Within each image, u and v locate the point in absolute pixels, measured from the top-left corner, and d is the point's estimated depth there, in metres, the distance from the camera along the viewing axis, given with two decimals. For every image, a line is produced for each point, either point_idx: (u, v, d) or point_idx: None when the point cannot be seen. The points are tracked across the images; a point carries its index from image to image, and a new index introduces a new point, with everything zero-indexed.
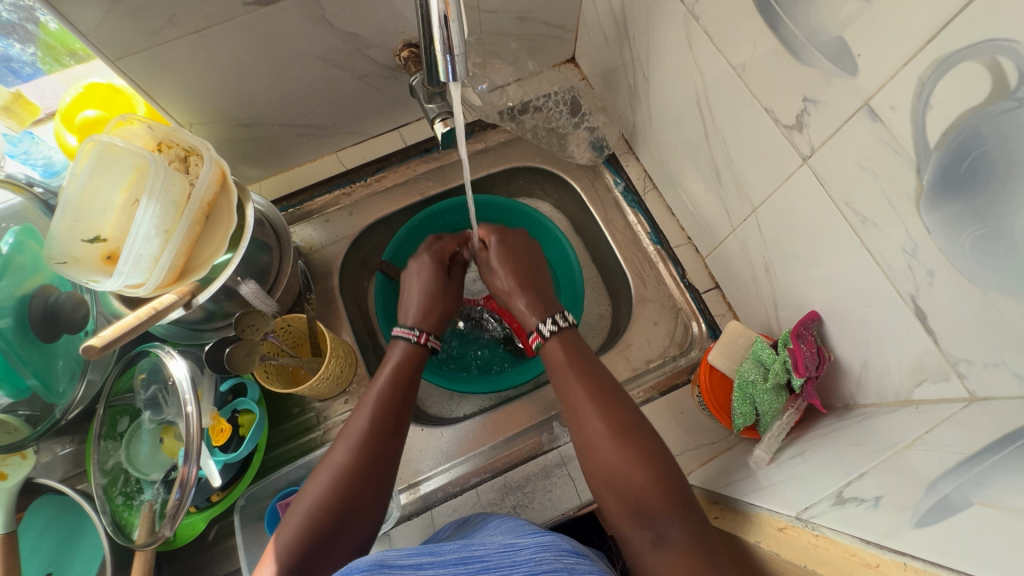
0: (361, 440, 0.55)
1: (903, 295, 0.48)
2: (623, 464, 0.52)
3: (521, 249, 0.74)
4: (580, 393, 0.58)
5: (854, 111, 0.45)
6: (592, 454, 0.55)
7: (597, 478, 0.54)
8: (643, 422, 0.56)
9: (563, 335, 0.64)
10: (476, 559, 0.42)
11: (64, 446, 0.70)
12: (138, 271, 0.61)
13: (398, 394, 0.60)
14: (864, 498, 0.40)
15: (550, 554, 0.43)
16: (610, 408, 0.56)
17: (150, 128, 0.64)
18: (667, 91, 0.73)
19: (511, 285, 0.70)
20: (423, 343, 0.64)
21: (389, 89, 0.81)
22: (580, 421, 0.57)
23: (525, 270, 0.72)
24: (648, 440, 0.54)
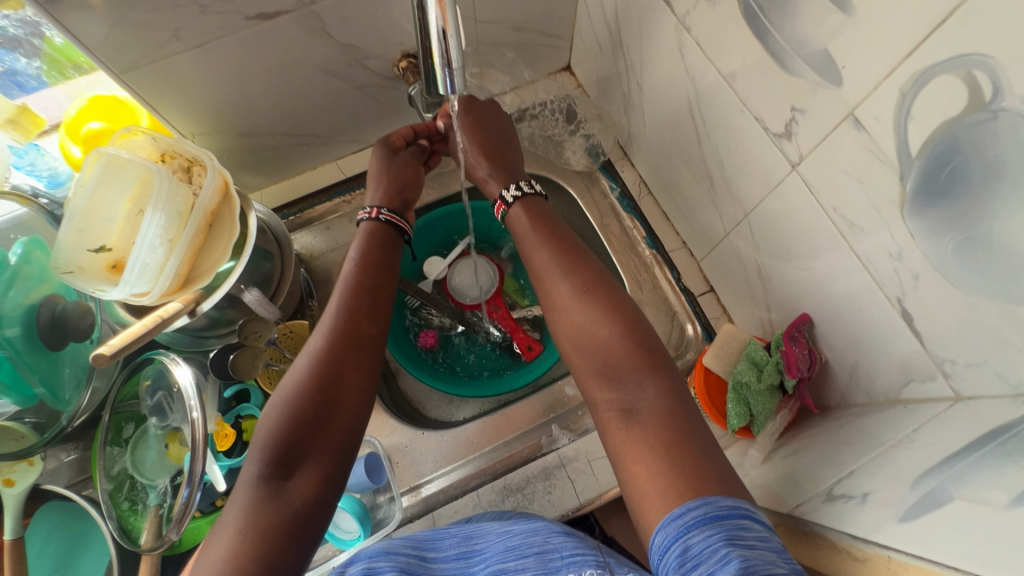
0: (340, 314, 0.56)
1: (891, 298, 0.49)
2: (592, 326, 0.55)
3: (485, 119, 0.74)
4: (547, 266, 0.61)
5: (841, 120, 0.46)
6: (563, 321, 0.58)
7: (570, 346, 0.57)
8: (611, 287, 0.58)
9: (525, 201, 0.67)
10: (473, 552, 0.51)
11: (69, 453, 0.71)
12: (143, 280, 0.62)
13: (375, 273, 0.61)
14: (853, 496, 0.41)
15: (537, 538, 0.49)
16: (576, 275, 0.59)
17: (154, 140, 0.65)
18: (661, 99, 0.74)
19: (476, 155, 0.71)
20: (377, 217, 0.66)
21: (388, 98, 0.83)
22: (548, 288, 0.60)
23: (491, 144, 0.72)
24: (617, 304, 0.56)
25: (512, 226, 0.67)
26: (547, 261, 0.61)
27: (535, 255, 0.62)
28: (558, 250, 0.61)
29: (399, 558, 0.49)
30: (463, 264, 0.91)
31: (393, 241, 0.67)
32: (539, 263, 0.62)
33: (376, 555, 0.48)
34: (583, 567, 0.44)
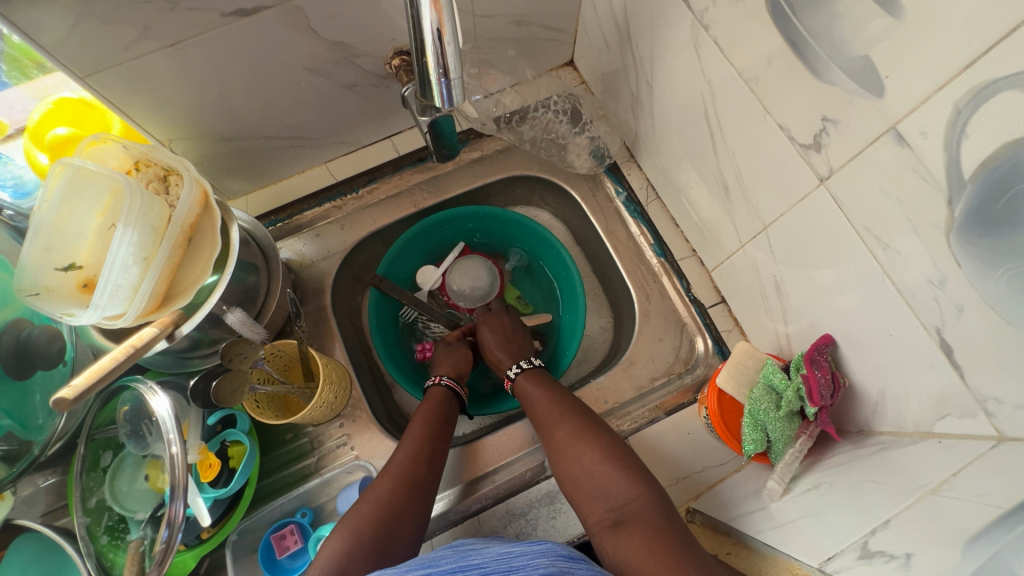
0: (404, 458, 0.63)
1: (928, 327, 0.45)
2: (583, 458, 0.61)
3: (501, 320, 0.82)
4: (543, 407, 0.69)
5: (880, 134, 0.42)
6: (562, 457, 0.63)
7: (568, 480, 0.62)
8: (603, 427, 0.65)
9: (529, 371, 0.74)
10: (470, 566, 0.45)
11: (47, 478, 0.67)
12: (116, 302, 0.57)
13: (432, 428, 0.68)
14: (894, 554, 0.38)
15: (545, 559, 0.44)
16: (571, 414, 0.66)
17: (125, 148, 0.60)
18: (673, 100, 0.69)
19: (496, 354, 0.78)
20: (439, 383, 0.74)
21: (380, 98, 0.77)
22: (549, 430, 0.66)
23: (510, 337, 0.80)
24: (608, 440, 0.63)
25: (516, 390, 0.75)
26: (546, 404, 0.69)
27: (533, 402, 0.70)
28: (553, 401, 0.69)
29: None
30: (464, 265, 0.87)
31: (452, 404, 0.73)
32: (539, 411, 0.69)
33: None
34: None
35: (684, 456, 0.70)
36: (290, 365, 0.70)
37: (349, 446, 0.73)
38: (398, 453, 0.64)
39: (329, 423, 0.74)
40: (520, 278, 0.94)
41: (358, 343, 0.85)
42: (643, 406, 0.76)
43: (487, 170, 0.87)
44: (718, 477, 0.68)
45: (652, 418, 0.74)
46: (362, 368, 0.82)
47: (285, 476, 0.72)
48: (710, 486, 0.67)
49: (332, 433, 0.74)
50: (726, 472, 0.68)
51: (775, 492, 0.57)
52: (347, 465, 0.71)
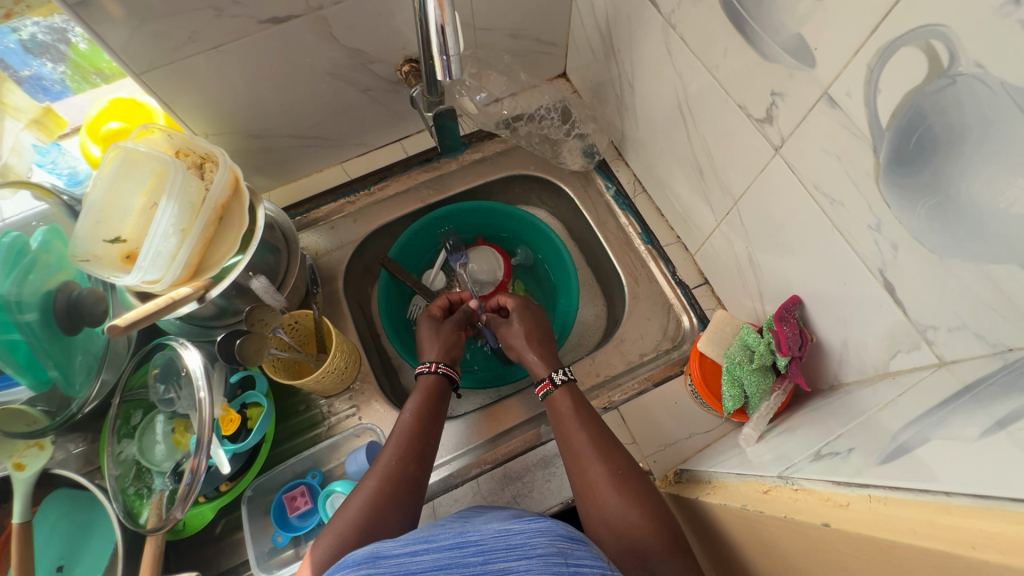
0: (393, 457, 0.63)
1: (872, 270, 0.51)
2: (622, 507, 0.57)
3: (534, 317, 0.82)
4: (583, 441, 0.64)
5: (816, 100, 0.49)
6: (594, 497, 0.59)
7: (595, 524, 0.58)
8: (642, 474, 0.61)
9: (567, 386, 0.71)
10: (470, 544, 0.41)
11: (77, 445, 0.73)
12: (156, 267, 0.65)
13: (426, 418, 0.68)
14: (839, 452, 0.42)
15: (546, 539, 0.41)
16: (612, 456, 0.62)
17: (169, 137, 0.69)
18: (651, 98, 0.77)
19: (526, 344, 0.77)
20: (434, 370, 0.73)
21: (392, 102, 0.87)
22: (582, 466, 0.62)
23: (540, 334, 0.80)
24: (643, 486, 0.59)
25: (552, 403, 0.70)
26: (582, 437, 0.64)
27: (571, 435, 0.65)
28: (595, 439, 0.64)
29: (386, 562, 0.39)
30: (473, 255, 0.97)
31: (444, 390, 0.72)
32: (574, 442, 0.64)
33: (363, 562, 0.39)
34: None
35: (671, 424, 0.75)
36: (310, 339, 0.77)
37: (357, 416, 0.79)
38: (387, 451, 0.64)
39: (339, 396, 0.79)
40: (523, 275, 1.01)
41: (367, 327, 0.91)
42: (633, 378, 0.80)
43: (488, 169, 0.96)
44: (704, 443, 0.74)
45: (641, 389, 0.79)
46: (370, 349, 0.88)
47: (298, 444, 0.77)
48: (696, 451, 0.73)
49: (341, 404, 0.79)
50: (711, 439, 0.74)
51: (751, 437, 0.62)
52: (358, 429, 0.76)
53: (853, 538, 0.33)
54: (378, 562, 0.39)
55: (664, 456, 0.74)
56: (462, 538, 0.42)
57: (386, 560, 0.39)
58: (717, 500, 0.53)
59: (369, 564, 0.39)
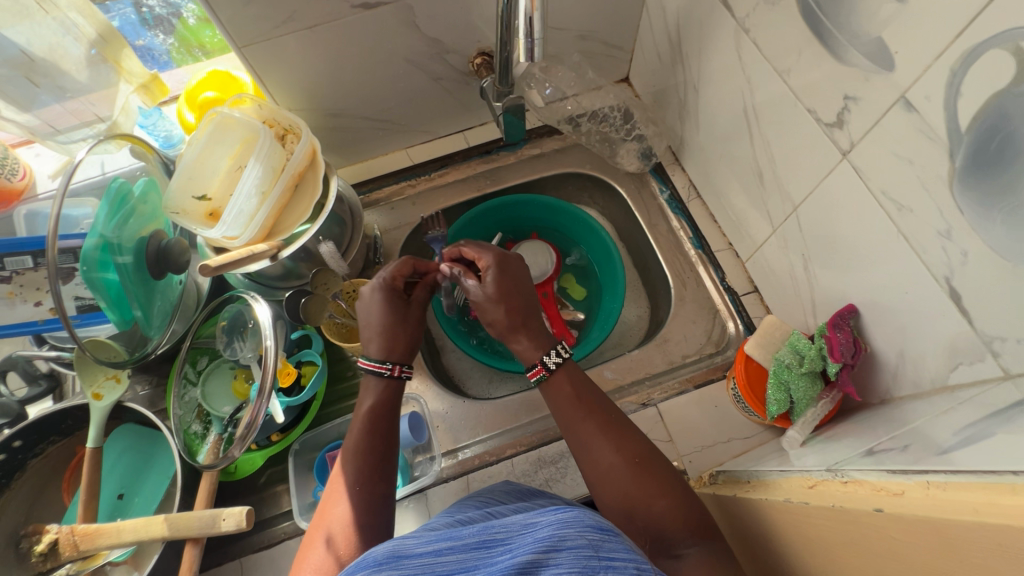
0: (359, 439, 0.61)
1: (939, 277, 0.51)
2: (642, 495, 0.56)
3: (513, 277, 0.72)
4: (592, 429, 0.61)
5: (892, 104, 0.49)
6: (612, 488, 0.58)
7: (617, 514, 0.57)
8: (659, 455, 0.60)
9: (567, 367, 0.68)
10: (495, 541, 0.39)
11: (143, 387, 0.80)
12: (236, 225, 0.70)
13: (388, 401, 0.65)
14: (894, 449, 0.42)
15: (573, 530, 0.38)
16: (626, 442, 0.60)
17: (259, 108, 0.74)
18: (715, 104, 0.79)
19: (511, 324, 0.70)
20: (398, 374, 0.66)
21: (460, 93, 0.90)
22: (594, 457, 0.60)
23: (523, 307, 0.71)
24: (660, 469, 0.58)
25: (549, 388, 0.67)
26: (594, 425, 0.62)
27: (577, 423, 0.63)
28: (603, 426, 0.61)
29: (408, 563, 0.37)
30: (526, 246, 0.97)
31: (394, 404, 0.65)
32: (584, 431, 0.62)
33: (385, 561, 0.37)
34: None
35: (709, 426, 0.75)
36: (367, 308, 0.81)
37: (400, 386, 0.82)
38: (351, 436, 0.61)
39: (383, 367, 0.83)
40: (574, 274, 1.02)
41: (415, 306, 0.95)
42: (674, 378, 0.80)
43: (544, 164, 0.98)
44: (742, 448, 0.73)
45: (681, 390, 0.79)
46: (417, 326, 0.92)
47: (338, 409, 0.80)
48: (733, 456, 0.72)
49: (386, 374, 0.83)
50: (750, 445, 0.73)
51: (795, 441, 0.61)
52: (401, 399, 0.80)
53: (906, 521, 0.33)
54: (398, 563, 0.37)
55: (701, 457, 0.73)
56: (484, 535, 0.40)
57: (407, 560, 0.37)
58: (757, 495, 0.53)
59: (389, 565, 0.37)
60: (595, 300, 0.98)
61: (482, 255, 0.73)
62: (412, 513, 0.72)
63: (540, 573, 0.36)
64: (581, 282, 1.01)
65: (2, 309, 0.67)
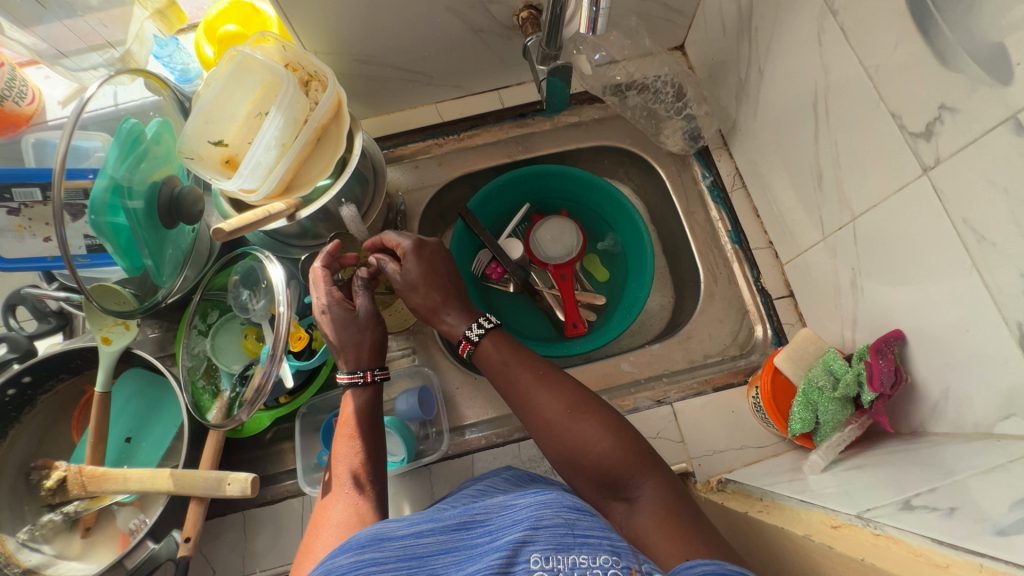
0: (349, 444, 0.62)
1: (1009, 322, 0.46)
2: (585, 442, 0.56)
3: (435, 258, 0.70)
4: (529, 384, 0.60)
5: (999, 123, 0.44)
6: (553, 441, 0.58)
7: (563, 462, 0.58)
8: (590, 395, 0.60)
9: (493, 334, 0.65)
10: (477, 524, 0.47)
11: (153, 331, 0.79)
12: (254, 178, 0.66)
13: (373, 404, 0.65)
14: (936, 507, 0.39)
15: (549, 510, 0.45)
16: (558, 391, 0.59)
17: (283, 48, 0.68)
18: (781, 90, 0.71)
19: (435, 301, 0.67)
20: (373, 380, 0.64)
21: (501, 48, 0.83)
22: (534, 411, 0.60)
23: (447, 284, 0.68)
24: (599, 410, 0.58)
25: (480, 359, 0.65)
26: (526, 379, 0.61)
27: (513, 379, 0.62)
28: (540, 381, 0.60)
29: (391, 543, 0.44)
30: (553, 222, 0.94)
31: (376, 408, 0.65)
32: (519, 387, 0.61)
33: (367, 544, 0.43)
34: (597, 551, 0.42)
35: (724, 431, 0.73)
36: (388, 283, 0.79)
37: (412, 357, 0.81)
38: (341, 441, 0.62)
39: (397, 334, 0.82)
40: (602, 260, 0.97)
41: None
42: (692, 377, 0.78)
43: (582, 135, 0.92)
44: (755, 457, 0.72)
45: (698, 391, 0.77)
46: None
47: None
48: (744, 464, 0.71)
49: (399, 342, 0.82)
50: (763, 455, 0.71)
51: (817, 466, 0.58)
52: (411, 369, 0.79)
53: None
54: (382, 543, 0.44)
55: (711, 461, 0.72)
56: (467, 517, 0.47)
57: (391, 541, 0.44)
58: (771, 520, 0.51)
59: (371, 546, 0.44)
60: (619, 285, 0.94)
61: (399, 241, 0.69)
62: (415, 485, 0.72)
63: (517, 548, 0.42)
64: (606, 265, 0.96)
65: (11, 242, 0.65)
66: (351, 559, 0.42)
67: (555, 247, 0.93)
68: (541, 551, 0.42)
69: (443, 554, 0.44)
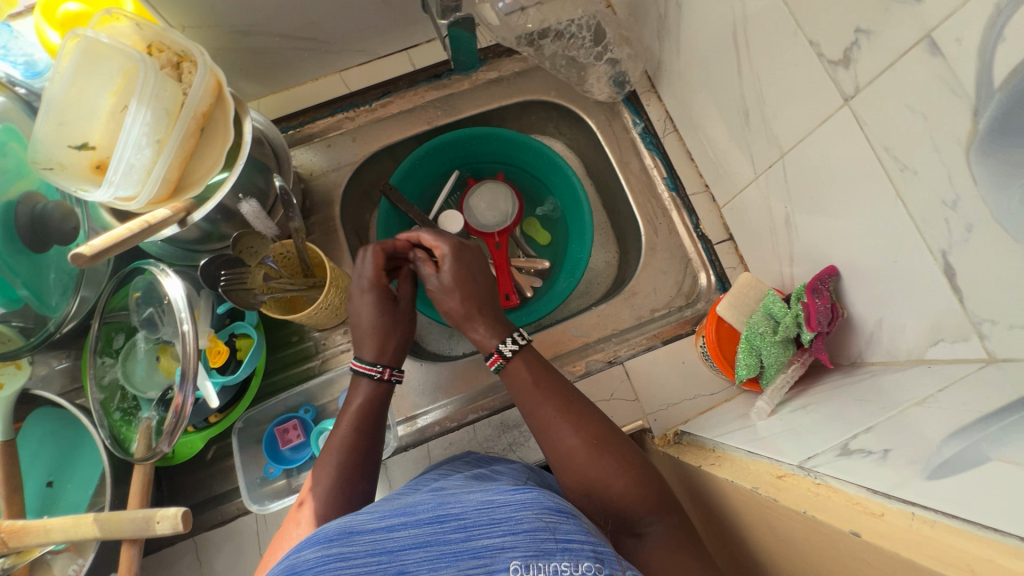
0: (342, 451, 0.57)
1: (934, 251, 0.46)
2: (603, 475, 0.53)
3: (468, 264, 0.66)
4: (550, 412, 0.58)
5: (914, 44, 0.41)
6: (570, 471, 0.55)
7: (575, 495, 0.55)
8: (616, 432, 0.57)
9: (524, 353, 0.62)
10: (452, 519, 0.39)
11: (60, 361, 0.72)
12: (129, 183, 0.57)
13: (374, 411, 0.60)
14: (872, 451, 0.39)
15: (531, 512, 0.39)
16: (583, 422, 0.57)
17: (138, 28, 0.59)
18: (700, 22, 0.67)
19: (469, 311, 0.64)
20: (386, 378, 0.61)
21: (399, 2, 0.75)
22: (554, 439, 0.57)
23: (481, 293, 0.65)
24: (622, 445, 0.56)
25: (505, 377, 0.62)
26: (550, 406, 0.58)
27: (536, 406, 0.59)
28: (565, 408, 0.58)
29: (360, 539, 0.38)
30: (487, 188, 0.89)
31: (379, 418, 0.60)
32: (540, 415, 0.58)
33: (333, 540, 0.37)
34: (580, 558, 0.37)
35: (675, 384, 0.73)
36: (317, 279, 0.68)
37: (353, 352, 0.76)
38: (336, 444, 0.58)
39: (334, 329, 0.77)
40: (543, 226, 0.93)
41: None
42: (641, 334, 0.77)
43: (503, 91, 0.86)
44: (707, 405, 0.72)
45: (649, 346, 0.76)
46: None
47: (289, 376, 0.75)
48: (699, 413, 0.71)
49: (336, 338, 0.77)
50: (715, 402, 0.72)
51: (763, 411, 0.59)
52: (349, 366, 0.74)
53: (887, 555, 0.30)
54: (349, 539, 0.37)
55: (666, 415, 0.72)
56: (442, 510, 0.40)
57: (359, 536, 0.38)
58: (722, 473, 0.51)
59: (340, 540, 0.38)
60: (561, 247, 0.91)
61: (439, 242, 0.66)
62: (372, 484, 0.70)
63: (493, 557, 0.37)
64: (547, 229, 0.93)
65: None
66: (318, 556, 0.36)
67: (490, 215, 0.88)
68: (520, 558, 0.36)
69: (415, 552, 0.37)
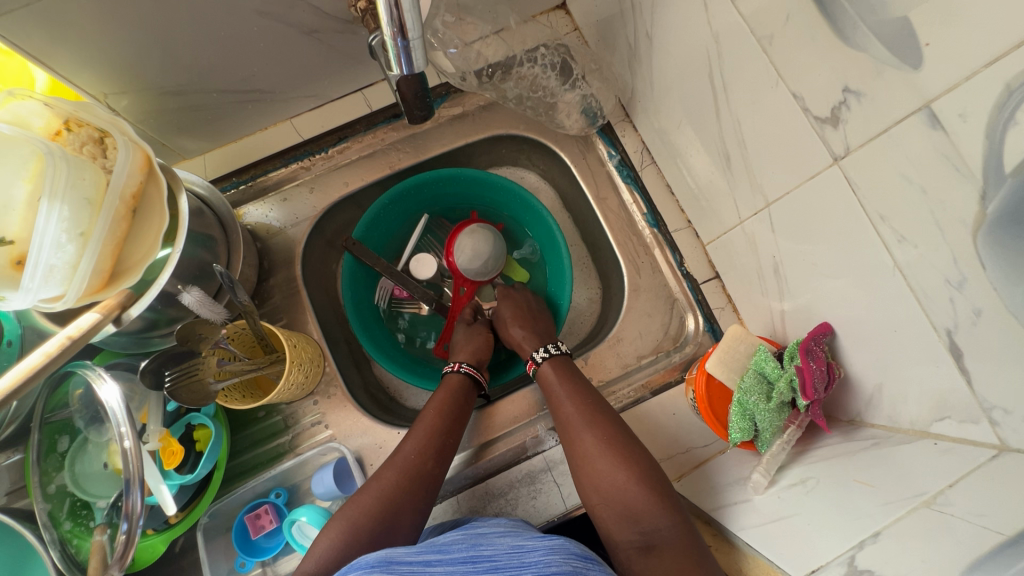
0: (413, 452, 0.62)
1: (938, 328, 0.41)
2: (612, 473, 0.57)
3: (521, 299, 0.80)
4: (570, 413, 0.63)
5: (910, 113, 0.38)
6: (582, 468, 0.59)
7: (587, 492, 0.59)
8: (629, 436, 0.60)
9: (554, 359, 0.70)
10: (485, 559, 0.42)
11: (11, 455, 0.62)
12: (53, 283, 0.51)
13: (444, 420, 0.65)
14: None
15: (558, 556, 0.41)
16: (598, 423, 0.61)
17: (48, 105, 0.53)
18: (672, 55, 0.62)
19: (516, 333, 0.76)
20: (456, 371, 0.71)
21: (347, 46, 0.69)
22: (571, 437, 0.62)
23: (533, 320, 0.77)
24: (634, 448, 0.59)
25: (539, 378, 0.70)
26: (570, 407, 0.63)
27: (559, 405, 0.64)
28: (583, 407, 0.63)
29: (400, 568, 0.39)
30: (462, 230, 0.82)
31: (450, 425, 0.65)
32: (562, 415, 0.64)
33: (376, 566, 0.38)
34: None
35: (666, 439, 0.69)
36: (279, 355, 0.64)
37: (324, 424, 0.71)
38: (407, 443, 0.63)
39: (303, 400, 0.71)
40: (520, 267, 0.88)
41: (333, 313, 0.81)
42: (628, 385, 0.73)
43: (469, 127, 0.80)
44: (703, 457, 0.66)
45: (637, 398, 0.72)
46: (338, 340, 0.79)
47: (258, 455, 0.70)
48: (694, 467, 0.65)
49: (307, 410, 0.71)
50: (711, 454, 0.66)
51: (760, 486, 0.54)
52: (320, 445, 0.69)
53: None
54: (391, 567, 0.39)
55: None
56: (476, 553, 0.43)
57: (399, 565, 0.39)
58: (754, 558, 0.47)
59: (381, 566, 0.39)
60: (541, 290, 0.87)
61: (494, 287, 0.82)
62: None
63: None
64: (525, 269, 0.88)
65: None
66: None
67: (476, 265, 0.80)
68: None
69: None
